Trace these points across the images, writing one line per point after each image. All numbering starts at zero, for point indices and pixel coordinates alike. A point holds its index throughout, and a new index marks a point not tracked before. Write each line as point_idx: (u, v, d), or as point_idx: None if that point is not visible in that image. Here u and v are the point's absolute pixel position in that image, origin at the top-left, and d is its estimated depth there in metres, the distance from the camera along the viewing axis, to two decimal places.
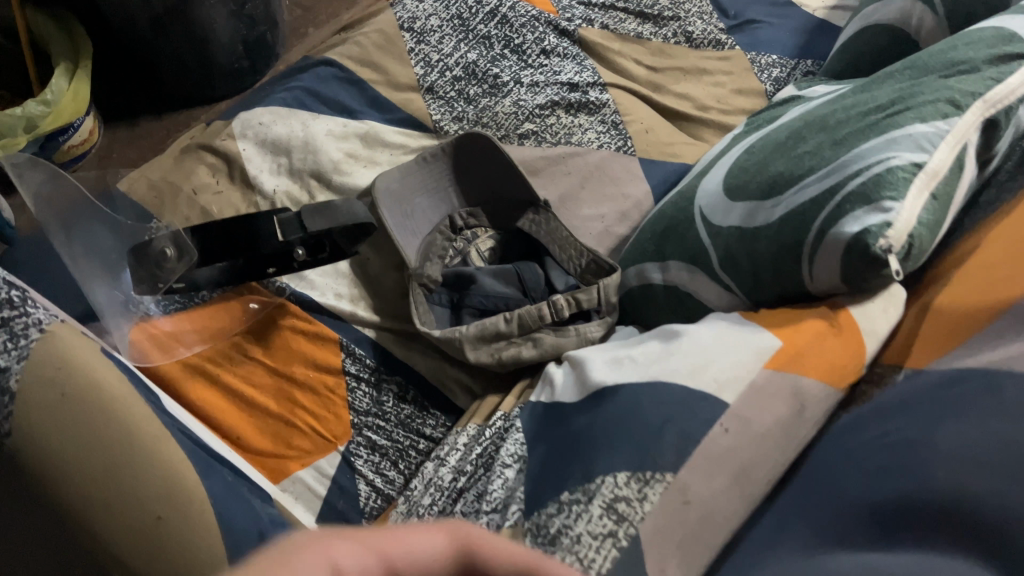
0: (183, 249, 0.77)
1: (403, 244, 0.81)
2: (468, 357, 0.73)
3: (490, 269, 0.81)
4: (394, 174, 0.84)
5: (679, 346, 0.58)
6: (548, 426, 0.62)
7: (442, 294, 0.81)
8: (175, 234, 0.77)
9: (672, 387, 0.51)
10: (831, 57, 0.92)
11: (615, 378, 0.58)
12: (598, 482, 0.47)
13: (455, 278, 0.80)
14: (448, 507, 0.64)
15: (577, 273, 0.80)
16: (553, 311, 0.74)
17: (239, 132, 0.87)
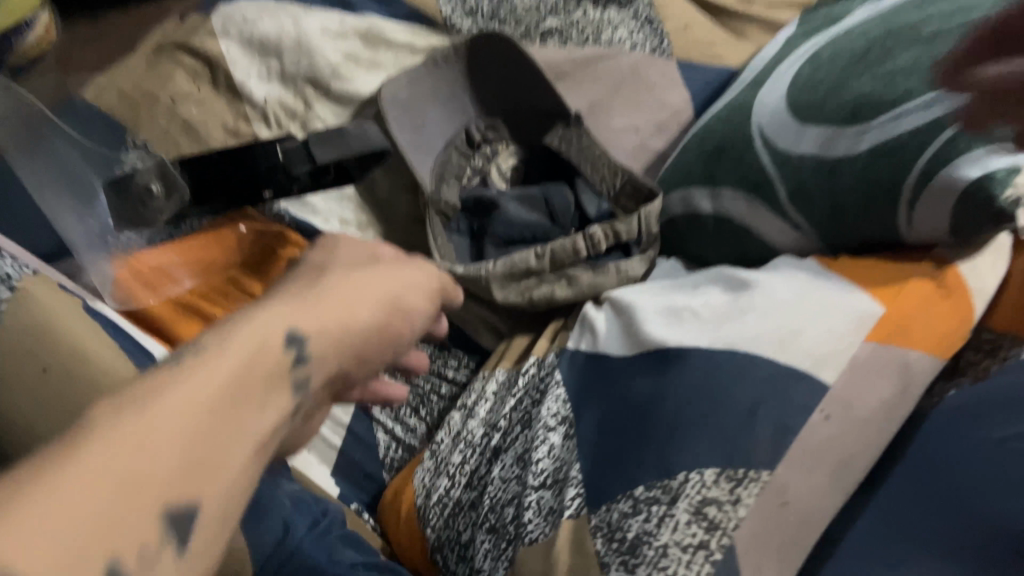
0: (171, 186, 0.66)
1: (415, 165, 0.72)
2: (495, 296, 0.66)
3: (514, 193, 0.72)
4: (402, 80, 0.73)
5: (751, 300, 0.51)
6: (594, 382, 0.56)
7: (461, 219, 0.73)
8: (159, 166, 0.66)
9: (759, 365, 0.44)
10: None
11: (675, 338, 0.51)
12: (683, 480, 0.41)
13: (475, 202, 0.72)
14: (483, 469, 0.59)
15: (613, 197, 0.71)
16: (590, 246, 0.66)
17: (220, 30, 0.75)
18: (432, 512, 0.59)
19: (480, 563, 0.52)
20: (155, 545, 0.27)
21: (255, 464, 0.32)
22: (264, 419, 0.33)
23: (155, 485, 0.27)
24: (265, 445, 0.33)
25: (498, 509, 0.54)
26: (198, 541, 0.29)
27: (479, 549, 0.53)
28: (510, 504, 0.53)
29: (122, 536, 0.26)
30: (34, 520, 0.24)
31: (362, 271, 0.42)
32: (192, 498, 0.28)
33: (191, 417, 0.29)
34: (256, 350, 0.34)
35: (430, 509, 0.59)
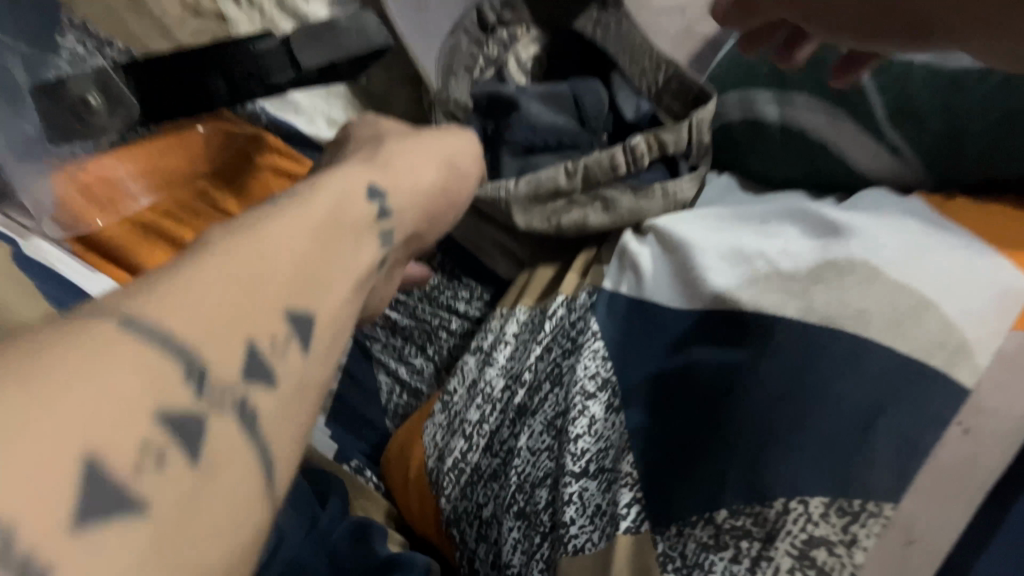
0: (115, 98, 0.54)
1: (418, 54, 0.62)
2: (516, 222, 0.57)
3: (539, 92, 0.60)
4: None
5: (843, 250, 0.42)
6: (642, 339, 0.46)
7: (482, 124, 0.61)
8: (97, 72, 0.53)
9: (878, 358, 0.35)
10: None
11: (753, 297, 0.42)
12: (783, 513, 0.33)
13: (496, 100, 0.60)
14: (507, 431, 0.50)
15: (657, 97, 0.59)
16: (631, 161, 0.56)
17: None
18: (447, 479, 0.51)
19: (510, 555, 0.45)
20: (281, 338, 0.30)
21: (352, 301, 0.36)
22: (342, 266, 0.36)
23: (279, 286, 0.31)
24: (351, 287, 0.36)
25: (531, 488, 0.46)
26: (317, 346, 0.32)
27: (507, 536, 0.45)
28: (546, 487, 0.45)
29: (251, 322, 0.29)
30: (177, 304, 0.27)
31: (415, 141, 0.51)
32: (308, 309, 0.32)
33: (295, 244, 0.33)
34: (340, 204, 0.39)
35: (444, 475, 0.51)
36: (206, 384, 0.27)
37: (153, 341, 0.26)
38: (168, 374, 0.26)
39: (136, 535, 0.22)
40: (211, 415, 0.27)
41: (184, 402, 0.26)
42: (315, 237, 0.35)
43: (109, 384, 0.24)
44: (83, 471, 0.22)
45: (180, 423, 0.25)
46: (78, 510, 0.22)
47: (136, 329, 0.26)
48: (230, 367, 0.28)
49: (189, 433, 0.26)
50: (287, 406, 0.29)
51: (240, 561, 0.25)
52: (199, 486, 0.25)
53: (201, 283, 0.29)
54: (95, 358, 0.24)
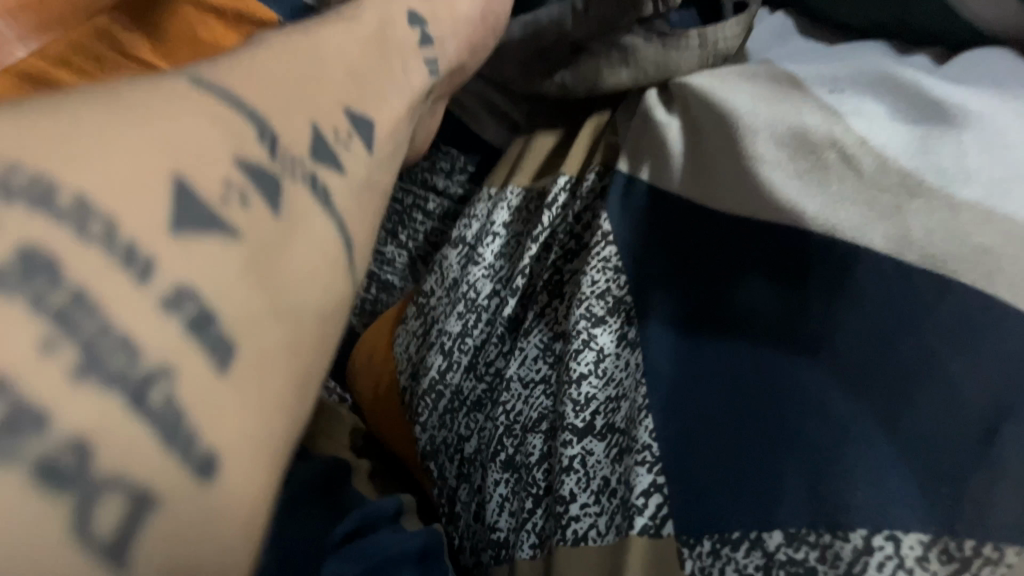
0: None
1: None
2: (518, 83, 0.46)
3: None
4: None
5: (962, 146, 0.30)
6: (668, 250, 0.36)
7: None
8: None
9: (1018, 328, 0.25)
10: None
11: (823, 207, 0.30)
12: (862, 552, 0.24)
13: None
14: (493, 351, 0.40)
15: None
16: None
17: None
18: (422, 404, 0.42)
19: (496, 514, 0.37)
20: (345, 131, 0.28)
21: (408, 119, 0.33)
22: (391, 95, 0.32)
23: (330, 89, 0.29)
24: (407, 104, 0.33)
25: (522, 433, 0.37)
26: (378, 152, 0.30)
27: (492, 489, 0.37)
28: (539, 436, 0.36)
29: (314, 105, 0.27)
30: (242, 79, 0.26)
31: None
32: (367, 115, 0.30)
33: (342, 56, 0.31)
34: (387, 16, 0.36)
35: (420, 399, 0.42)
36: (280, 147, 0.25)
37: (224, 100, 0.24)
38: (242, 127, 0.24)
39: (230, 256, 0.21)
40: (287, 179, 0.24)
41: (262, 159, 0.24)
42: (358, 62, 0.31)
43: (189, 117, 0.23)
44: (172, 185, 0.21)
45: (259, 173, 0.24)
46: (173, 221, 0.20)
47: (207, 86, 0.24)
48: (300, 147, 0.26)
49: (268, 184, 0.24)
50: (356, 195, 0.27)
51: (325, 334, 0.24)
52: (282, 233, 0.23)
53: (256, 64, 0.27)
54: (169, 99, 0.23)
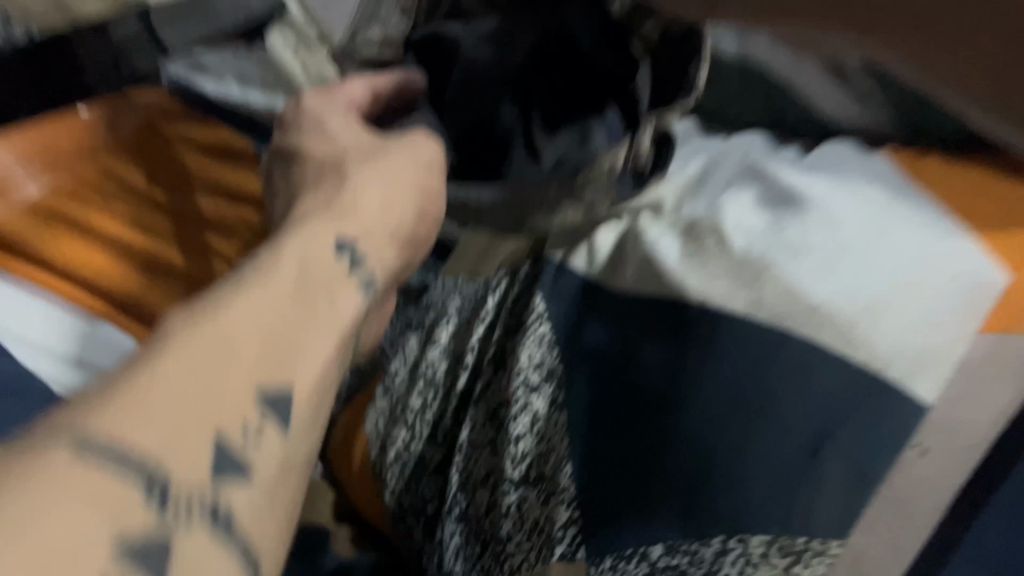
0: None
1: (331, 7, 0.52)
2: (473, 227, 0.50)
3: (491, 51, 0.47)
4: None
5: (809, 224, 0.35)
6: (588, 324, 0.40)
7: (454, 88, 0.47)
8: None
9: (840, 371, 0.31)
10: None
11: (702, 281, 0.36)
12: (721, 553, 0.32)
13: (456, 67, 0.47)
14: (450, 420, 0.47)
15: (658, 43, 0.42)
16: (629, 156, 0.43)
17: None
18: (390, 472, 0.48)
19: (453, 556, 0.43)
20: (254, 427, 0.29)
21: (331, 371, 0.34)
22: (324, 325, 0.34)
23: (246, 364, 0.30)
24: (331, 352, 0.33)
25: (472, 488, 0.43)
26: (296, 426, 0.31)
27: (449, 539, 0.44)
28: (485, 489, 0.42)
29: (215, 416, 0.28)
30: (137, 414, 0.26)
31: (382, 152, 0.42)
32: (286, 385, 0.31)
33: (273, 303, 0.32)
34: (303, 266, 0.35)
35: (387, 468, 0.49)
36: (171, 490, 0.26)
37: (108, 468, 0.25)
38: (130, 493, 0.25)
39: None
40: (179, 534, 0.26)
41: (145, 526, 0.25)
42: (284, 309, 0.32)
43: (73, 488, 0.24)
44: None
45: (146, 548, 0.25)
46: None
47: (96, 455, 0.25)
48: (197, 471, 0.27)
49: (156, 558, 0.25)
50: (269, 493, 0.30)
51: None
52: None
53: (169, 374, 0.28)
54: (54, 491, 0.23)
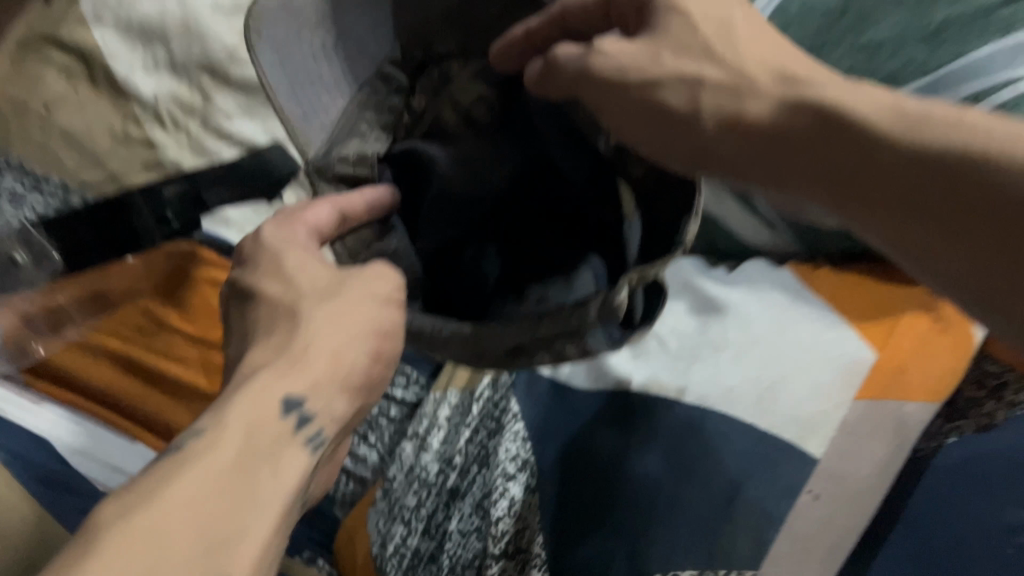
0: (42, 256, 0.59)
1: (314, 125, 0.47)
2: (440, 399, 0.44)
3: (465, 172, 0.49)
4: None
5: (722, 326, 0.44)
6: (559, 416, 0.45)
7: (428, 202, 0.49)
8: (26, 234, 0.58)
9: (736, 435, 0.41)
10: None
11: (645, 374, 0.43)
12: None
13: (432, 185, 0.49)
14: (441, 515, 0.53)
15: (643, 202, 0.44)
16: (601, 310, 0.38)
17: (92, 16, 0.64)
18: (390, 564, 0.54)
19: None
20: None
21: (280, 533, 0.32)
22: (263, 501, 0.31)
23: (177, 554, 0.28)
24: (273, 528, 0.31)
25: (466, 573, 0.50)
26: None
27: None
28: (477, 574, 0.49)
29: None
30: None
31: (323, 314, 0.38)
32: None
33: (210, 482, 0.31)
34: (243, 441, 0.33)
35: (388, 561, 0.54)
36: None
37: None
38: None
39: None
40: None
41: None
42: (214, 512, 0.30)
43: None
44: None
45: None
46: None
47: None
48: None
49: None
50: None
51: None
52: None
53: None
54: None
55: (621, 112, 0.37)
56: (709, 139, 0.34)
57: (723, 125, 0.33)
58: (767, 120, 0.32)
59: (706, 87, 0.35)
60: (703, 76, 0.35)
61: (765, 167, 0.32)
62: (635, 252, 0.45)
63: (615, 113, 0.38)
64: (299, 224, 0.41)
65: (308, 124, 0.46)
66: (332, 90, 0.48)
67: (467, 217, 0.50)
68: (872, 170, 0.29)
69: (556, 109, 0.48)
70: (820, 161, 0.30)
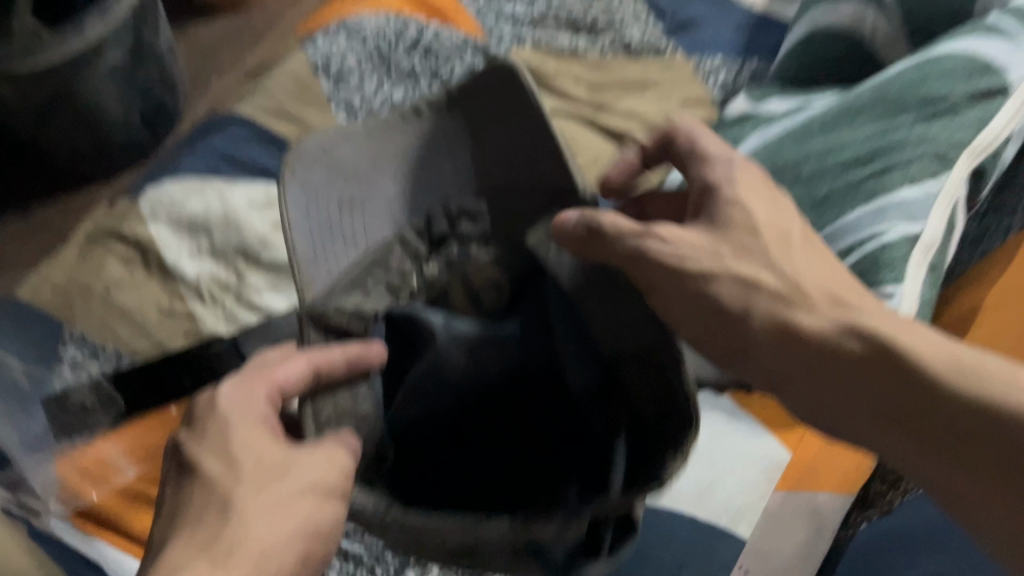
0: (109, 400, 0.70)
1: (321, 266, 0.53)
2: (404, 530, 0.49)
3: (466, 355, 0.52)
4: (341, 143, 0.56)
5: None
6: None
7: (416, 378, 0.52)
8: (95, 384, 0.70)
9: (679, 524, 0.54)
10: (796, 46, 0.81)
11: None
12: None
13: (425, 369, 0.52)
14: None
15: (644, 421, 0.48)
16: (558, 526, 0.47)
17: (149, 214, 0.78)
18: None
19: None
20: None
21: None
22: None
23: None
24: None
25: None
26: None
27: None
28: None
29: None
30: None
31: (260, 495, 0.42)
32: None
33: None
34: None
35: None
36: None
37: None
38: None
39: None
40: None
41: None
42: None
43: None
44: None
45: None
46: None
47: None
48: None
49: None
50: None
51: None
52: None
53: None
54: None
55: (678, 305, 0.45)
56: (758, 344, 0.44)
57: (769, 335, 0.43)
58: (815, 341, 0.42)
59: (762, 291, 0.44)
60: (762, 281, 0.44)
61: (811, 379, 0.42)
62: (618, 486, 0.48)
63: (670, 294, 0.45)
64: (256, 385, 0.46)
65: (315, 267, 0.52)
66: (346, 243, 0.54)
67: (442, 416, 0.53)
68: (923, 402, 0.39)
69: (575, 325, 0.51)
70: (857, 386, 0.41)
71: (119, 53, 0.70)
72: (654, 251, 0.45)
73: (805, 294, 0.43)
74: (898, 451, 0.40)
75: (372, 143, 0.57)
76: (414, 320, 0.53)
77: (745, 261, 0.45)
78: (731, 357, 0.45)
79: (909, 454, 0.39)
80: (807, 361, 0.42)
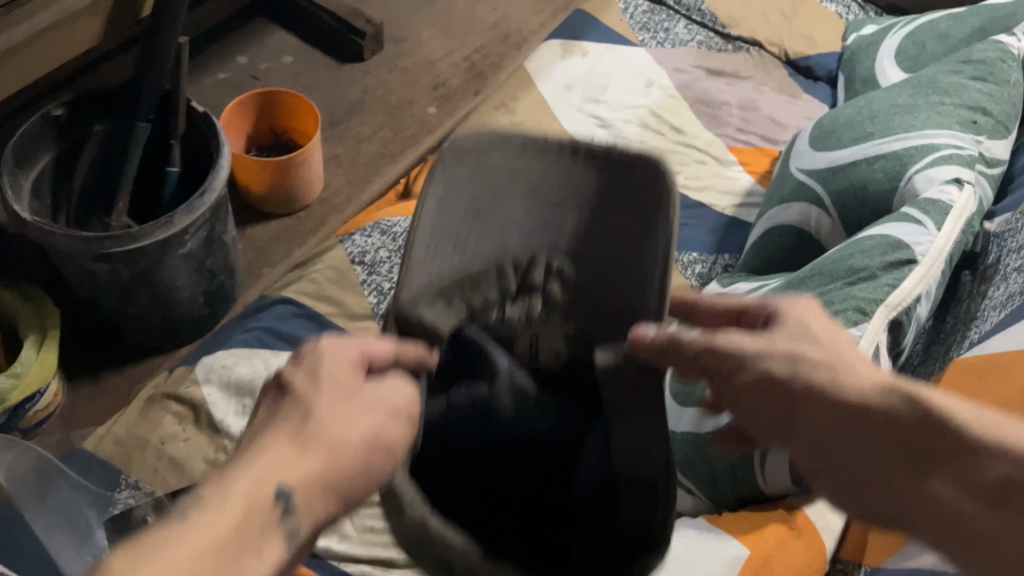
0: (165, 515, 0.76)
1: (425, 258, 0.64)
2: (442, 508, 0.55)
3: (520, 405, 0.58)
4: (495, 163, 0.68)
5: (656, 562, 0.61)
6: None
7: (461, 398, 0.58)
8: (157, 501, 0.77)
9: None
10: (760, 241, 0.96)
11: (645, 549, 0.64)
12: None
13: (478, 403, 0.57)
14: None
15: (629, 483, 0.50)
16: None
17: (203, 377, 0.90)
18: None
19: None
20: None
21: None
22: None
23: None
24: None
25: None
26: None
27: None
28: None
29: None
30: None
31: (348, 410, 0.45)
32: None
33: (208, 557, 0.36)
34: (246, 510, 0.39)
35: None
36: None
37: None
38: None
39: None
40: None
41: None
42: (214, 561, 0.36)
43: None
44: None
45: None
46: None
47: None
48: None
49: None
50: None
51: None
52: None
53: None
54: None
55: (736, 390, 0.47)
56: (804, 408, 0.44)
57: (813, 396, 0.44)
58: (856, 398, 0.43)
59: (806, 360, 0.45)
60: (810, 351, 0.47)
61: (849, 431, 0.43)
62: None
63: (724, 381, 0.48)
64: (350, 344, 0.49)
65: (421, 263, 0.64)
66: (454, 247, 0.66)
67: (463, 441, 0.58)
68: (936, 455, 0.41)
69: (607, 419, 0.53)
70: (890, 435, 0.42)
71: (195, 239, 0.84)
72: (725, 349, 0.47)
73: (851, 364, 0.45)
74: (926, 502, 0.41)
75: (519, 166, 0.68)
76: (485, 353, 0.58)
77: (795, 342, 0.49)
78: (779, 429, 0.46)
79: (937, 504, 0.41)
80: (845, 415, 0.43)
